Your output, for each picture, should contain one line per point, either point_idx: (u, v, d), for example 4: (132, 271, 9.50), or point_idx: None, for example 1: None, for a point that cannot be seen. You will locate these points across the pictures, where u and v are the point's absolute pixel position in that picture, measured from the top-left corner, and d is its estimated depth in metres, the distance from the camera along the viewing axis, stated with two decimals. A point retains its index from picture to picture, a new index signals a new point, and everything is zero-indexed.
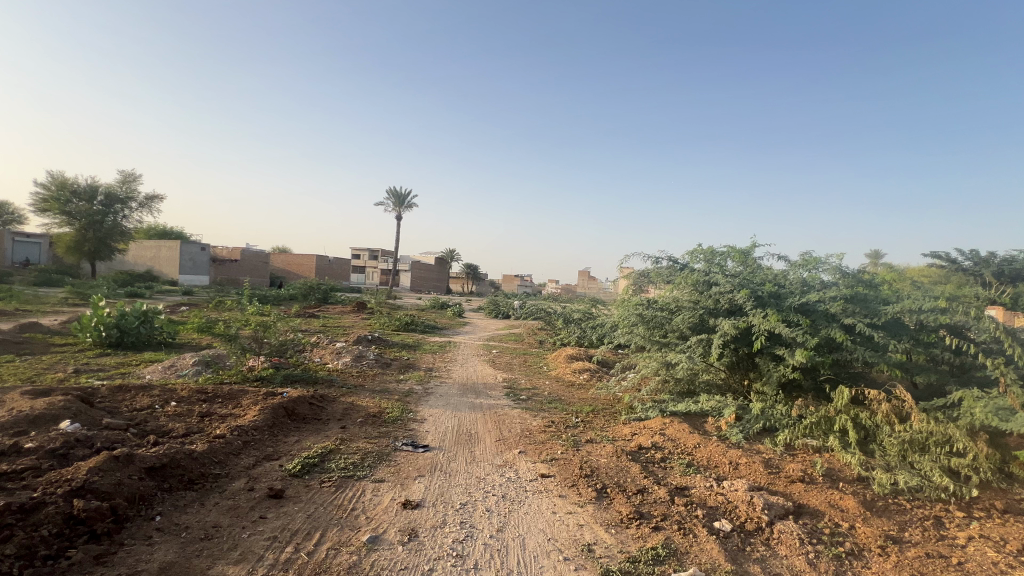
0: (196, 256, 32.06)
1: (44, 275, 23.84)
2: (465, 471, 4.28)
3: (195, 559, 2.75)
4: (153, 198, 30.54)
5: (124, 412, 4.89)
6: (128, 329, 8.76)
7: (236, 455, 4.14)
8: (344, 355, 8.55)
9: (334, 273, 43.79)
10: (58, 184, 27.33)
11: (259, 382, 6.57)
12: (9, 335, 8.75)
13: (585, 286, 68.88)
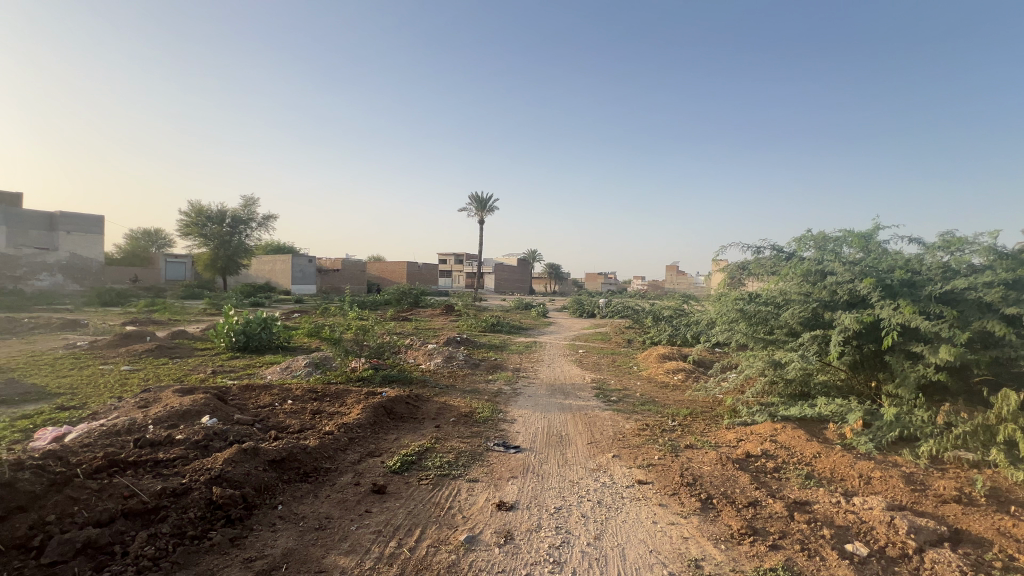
0: (305, 267, 35.51)
1: (189, 290, 27.87)
2: (558, 474, 4.20)
3: (312, 547, 2.97)
4: (270, 218, 34.40)
5: (251, 409, 5.49)
6: (253, 334, 9.89)
7: (343, 450, 4.45)
8: (436, 356, 8.91)
9: (424, 278, 46.12)
10: (196, 211, 31.76)
11: (361, 382, 7.04)
12: (166, 341, 10.34)
13: (674, 281, 65.72)
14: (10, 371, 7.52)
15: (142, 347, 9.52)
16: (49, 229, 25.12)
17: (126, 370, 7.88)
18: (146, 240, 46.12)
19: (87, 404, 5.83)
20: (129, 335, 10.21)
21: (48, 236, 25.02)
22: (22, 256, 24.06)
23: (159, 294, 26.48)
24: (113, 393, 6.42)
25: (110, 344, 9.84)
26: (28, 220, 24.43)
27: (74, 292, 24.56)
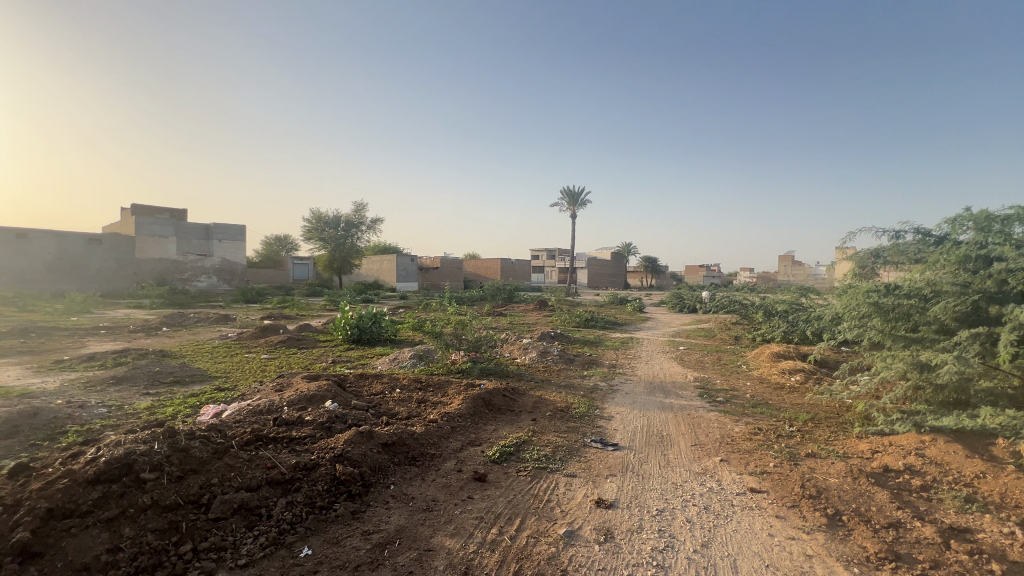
0: (408, 266, 38.06)
1: (312, 288, 31.33)
2: (660, 475, 4.03)
3: (420, 526, 3.18)
4: (377, 221, 37.36)
5: (365, 396, 6.03)
6: (365, 327, 10.85)
7: (446, 438, 4.69)
8: (530, 350, 9.03)
9: (517, 274, 46.98)
10: (317, 218, 35.50)
11: (461, 374, 7.37)
12: (295, 333, 11.74)
13: (789, 272, 59.55)
14: (182, 357, 9.06)
15: (277, 338, 10.91)
16: (206, 238, 29.72)
17: (265, 358, 9.08)
18: (277, 246, 52.76)
19: (236, 387, 6.84)
20: (267, 328, 11.77)
21: (205, 244, 29.63)
22: (188, 262, 28.81)
23: (290, 292, 30.14)
24: (255, 377, 7.44)
25: (253, 336, 11.41)
26: (191, 231, 29.15)
27: (226, 291, 28.87)
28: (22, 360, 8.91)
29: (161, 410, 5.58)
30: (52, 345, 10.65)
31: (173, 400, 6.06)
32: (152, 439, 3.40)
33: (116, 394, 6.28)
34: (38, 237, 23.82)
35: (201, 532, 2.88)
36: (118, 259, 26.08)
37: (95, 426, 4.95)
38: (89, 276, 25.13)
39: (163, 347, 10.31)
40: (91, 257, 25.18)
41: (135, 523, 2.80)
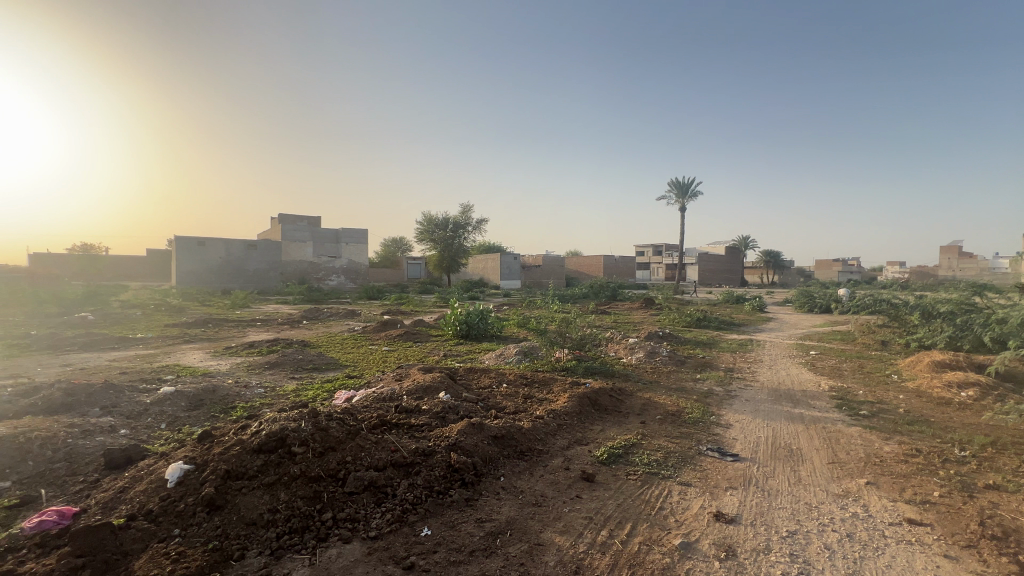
0: (511, 264, 39.06)
1: (424, 286, 33.64)
2: (790, 494, 3.62)
3: (530, 520, 3.23)
4: (482, 222, 38.89)
5: (475, 389, 6.31)
6: (472, 324, 11.36)
7: (553, 435, 4.72)
8: (637, 350, 8.71)
9: (621, 271, 45.67)
10: (428, 220, 37.94)
11: (565, 372, 7.36)
12: (410, 327, 12.69)
13: (954, 266, 49.97)
14: (319, 347, 10.30)
15: (395, 332, 11.89)
16: (336, 242, 33.34)
17: (386, 350, 9.96)
18: (394, 248, 57.66)
19: (363, 375, 7.58)
20: (387, 323, 12.89)
21: (335, 247, 33.24)
22: (322, 263, 32.59)
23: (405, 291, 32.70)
24: (378, 368, 8.19)
25: (375, 330, 12.58)
26: (324, 236, 32.96)
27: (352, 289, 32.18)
28: (203, 345, 10.84)
29: (304, 393, 6.40)
30: (223, 333, 12.80)
31: (313, 384, 6.92)
32: (301, 417, 3.91)
33: (270, 377, 7.34)
34: (212, 244, 28.76)
35: (339, 503, 3.25)
36: (269, 261, 30.62)
37: (256, 403, 5.84)
38: (247, 275, 29.93)
39: (304, 337, 11.83)
40: (249, 260, 29.91)
41: (288, 489, 3.24)
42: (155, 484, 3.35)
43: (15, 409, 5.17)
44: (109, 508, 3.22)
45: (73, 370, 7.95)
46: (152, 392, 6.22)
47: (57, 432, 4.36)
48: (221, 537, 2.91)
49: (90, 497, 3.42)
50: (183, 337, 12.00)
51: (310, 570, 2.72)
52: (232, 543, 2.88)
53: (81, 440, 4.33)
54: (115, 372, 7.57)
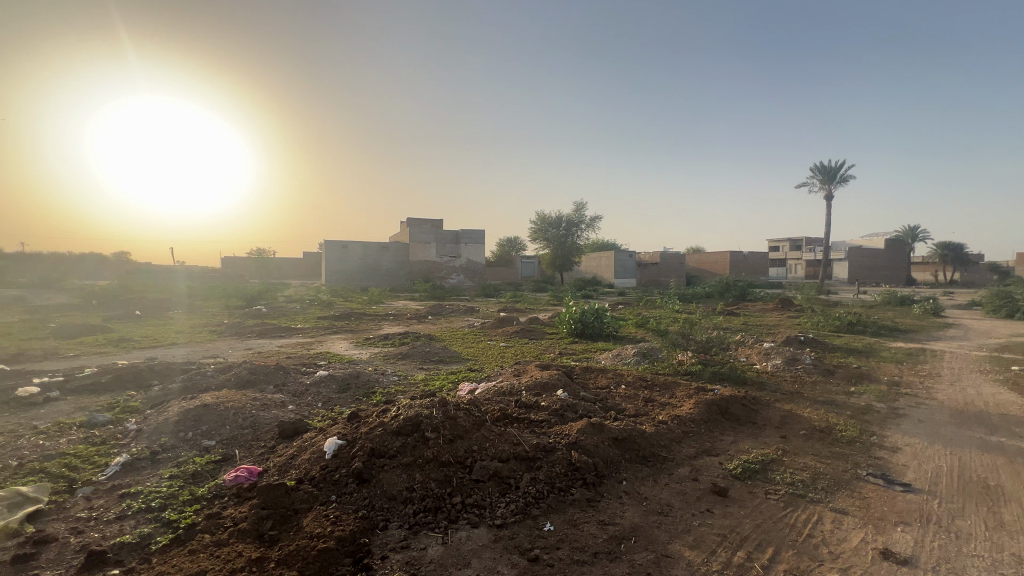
0: (626, 262, 37.90)
1: (538, 284, 34.19)
2: (989, 540, 2.96)
3: (656, 529, 3.10)
4: (596, 219, 38.33)
5: (592, 389, 6.22)
6: (588, 322, 11.24)
7: (679, 442, 4.45)
8: (773, 356, 7.84)
9: (751, 268, 41.58)
10: (542, 220, 38.50)
11: (689, 377, 6.90)
12: (526, 325, 13.00)
13: None
14: (443, 341, 11.05)
15: (512, 329, 12.27)
16: (456, 242, 35.48)
17: (504, 346, 10.32)
18: (509, 248, 59.70)
19: (483, 369, 7.95)
20: (504, 320, 13.36)
21: (456, 247, 35.39)
22: (444, 262, 34.92)
23: (519, 289, 33.57)
24: (497, 363, 8.51)
25: (493, 326, 13.11)
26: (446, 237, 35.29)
27: (470, 287, 33.95)
28: (348, 336, 12.32)
29: (431, 383, 6.91)
30: (363, 326, 14.41)
31: (439, 375, 7.44)
32: (432, 405, 4.22)
33: (402, 367, 8.07)
34: (353, 247, 32.57)
35: (467, 488, 3.45)
36: (398, 261, 33.73)
37: (392, 390, 6.47)
38: (381, 274, 33.32)
39: (430, 331, 12.79)
40: (382, 260, 33.28)
41: (422, 470, 3.52)
42: (316, 454, 3.88)
43: (216, 383, 6.41)
44: (283, 471, 3.82)
45: (254, 353, 9.60)
46: (311, 374, 7.24)
47: (245, 403, 5.30)
48: (368, 508, 3.26)
49: (269, 460, 4.10)
50: (332, 328, 13.77)
51: (443, 548, 2.92)
52: (377, 514, 3.21)
53: (261, 412, 5.21)
54: (283, 356, 8.97)
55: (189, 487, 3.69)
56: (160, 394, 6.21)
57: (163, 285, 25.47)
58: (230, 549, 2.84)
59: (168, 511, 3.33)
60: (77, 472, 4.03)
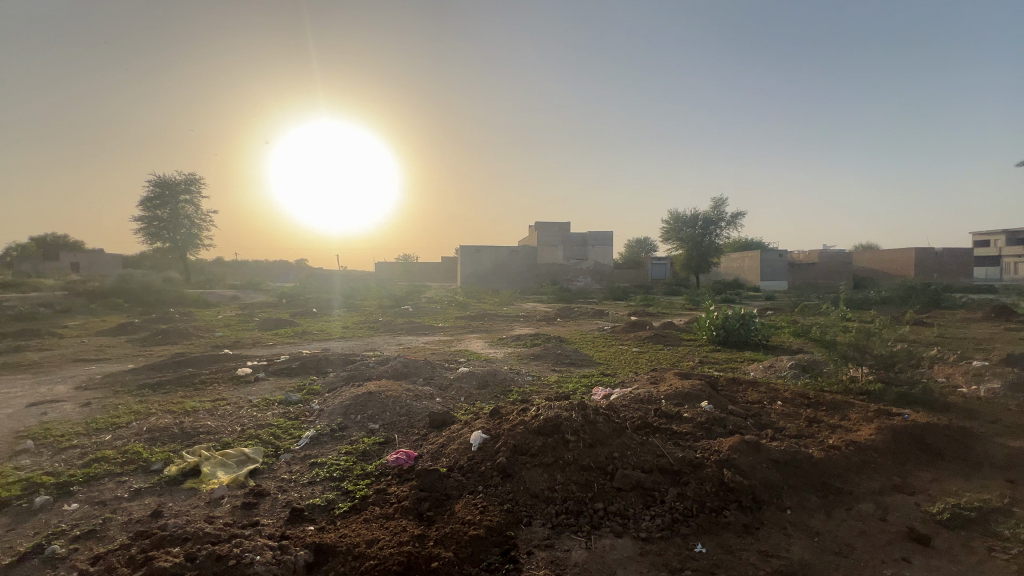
0: (775, 262, 33.87)
1: (671, 287, 32.36)
2: None
3: (833, 572, 2.69)
4: (738, 215, 34.95)
5: (742, 403, 5.66)
6: (732, 329, 10.28)
7: (857, 473, 3.81)
8: (988, 378, 6.29)
9: (947, 268, 33.96)
10: (675, 219, 36.43)
11: (865, 397, 5.88)
12: (660, 330, 12.38)
13: None
14: (573, 343, 11.08)
15: (645, 334, 11.79)
16: (584, 244, 35.38)
17: (637, 351, 9.98)
18: (638, 249, 57.74)
19: (616, 374, 7.77)
20: (636, 324, 12.91)
21: (583, 250, 35.29)
22: (572, 265, 35.03)
23: (650, 292, 32.15)
24: (630, 368, 8.25)
25: (624, 330, 12.74)
26: (574, 240, 35.41)
27: (598, 289, 33.48)
28: (484, 336, 13.04)
29: (564, 385, 6.96)
30: (497, 326, 15.15)
31: (571, 378, 7.47)
32: (571, 408, 4.24)
33: (535, 367, 8.28)
34: (485, 251, 34.48)
35: (609, 495, 3.39)
36: (527, 264, 34.80)
37: (527, 390, 6.67)
38: (511, 277, 34.70)
39: (560, 333, 12.92)
40: (512, 263, 34.71)
41: (563, 472, 3.56)
42: (463, 445, 4.15)
43: (377, 373, 7.29)
44: (435, 457, 4.15)
45: (404, 348, 10.72)
46: (453, 370, 7.82)
47: (401, 393, 5.93)
48: (512, 502, 3.39)
49: (424, 446, 4.51)
50: (469, 328, 14.74)
51: (587, 553, 2.91)
52: (521, 509, 3.32)
53: (414, 402, 5.78)
54: (428, 352, 9.85)
55: (360, 463, 4.22)
56: (335, 380, 7.27)
57: (332, 287, 29.87)
58: (396, 523, 3.17)
59: (346, 483, 3.85)
60: (279, 439, 4.91)
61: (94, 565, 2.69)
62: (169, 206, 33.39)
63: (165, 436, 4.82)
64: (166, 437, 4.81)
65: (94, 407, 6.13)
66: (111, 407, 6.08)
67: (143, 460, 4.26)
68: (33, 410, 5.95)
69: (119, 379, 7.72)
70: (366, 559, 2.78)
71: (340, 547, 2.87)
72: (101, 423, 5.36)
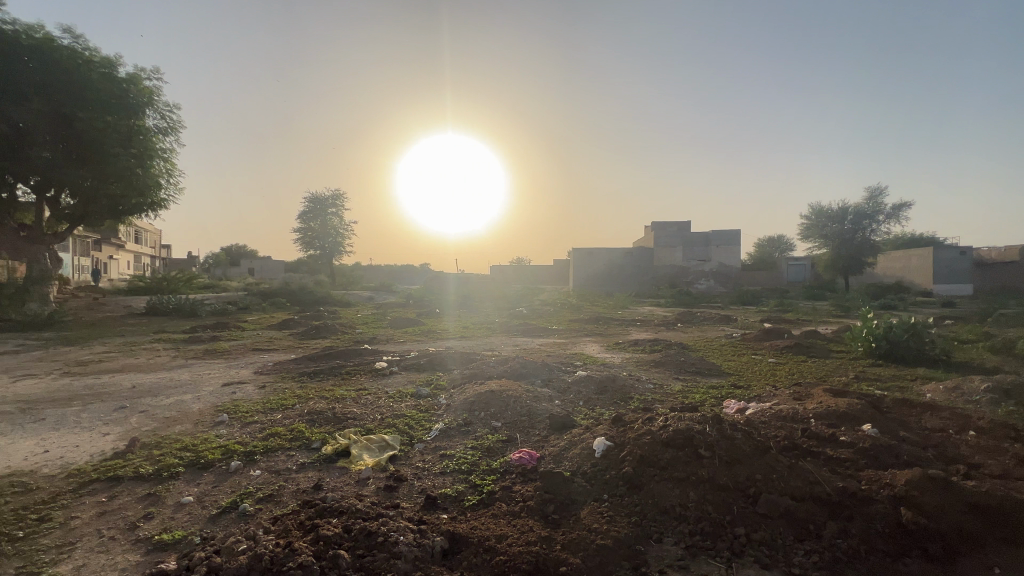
0: (954, 262, 28.28)
1: (811, 291, 28.62)
2: None
3: None
4: (901, 207, 29.80)
5: (917, 429, 4.75)
6: (898, 341, 8.71)
7: None
8: None
9: None
10: (816, 213, 32.15)
11: None
12: (802, 339, 10.98)
13: None
14: (698, 351, 10.33)
15: (782, 342, 10.56)
16: (706, 244, 32.94)
17: (774, 362, 8.95)
18: (770, 248, 52.18)
19: (750, 387, 7.05)
20: (772, 332, 11.61)
21: (706, 250, 32.86)
22: (692, 266, 32.83)
23: (785, 296, 28.77)
24: (767, 381, 7.43)
25: (757, 338, 11.54)
26: (694, 239, 33.19)
27: (723, 293, 30.88)
28: (599, 339, 12.80)
29: (691, 395, 6.50)
30: (612, 330, 14.79)
31: (698, 387, 6.95)
32: (704, 420, 3.94)
33: (657, 374, 7.88)
34: (598, 253, 33.94)
35: (752, 521, 3.10)
36: (643, 266, 33.49)
37: (649, 398, 6.36)
38: (626, 279, 33.67)
39: (682, 340, 12.14)
40: (626, 265, 33.71)
41: (697, 490, 3.32)
42: (586, 450, 4.08)
43: (498, 373, 7.54)
44: (557, 460, 4.13)
45: (521, 349, 10.97)
46: (571, 374, 7.78)
47: (521, 394, 6.05)
48: (639, 515, 3.23)
49: (545, 448, 4.53)
50: (583, 331, 14.58)
51: None
52: (650, 524, 3.15)
53: (534, 403, 5.87)
54: (544, 354, 9.95)
55: (486, 459, 4.39)
56: (459, 377, 7.70)
57: (452, 288, 31.84)
58: (523, 522, 3.22)
59: (473, 476, 4.03)
60: (412, 430, 5.33)
61: (273, 525, 3.15)
62: (320, 219, 38.59)
63: (322, 419, 5.53)
64: (321, 420, 5.51)
65: (268, 389, 7.28)
66: (281, 390, 7.18)
67: (305, 438, 4.93)
68: (226, 389, 7.26)
69: (285, 367, 9.07)
70: (496, 553, 2.87)
71: (471, 539, 3.00)
72: (274, 404, 6.34)
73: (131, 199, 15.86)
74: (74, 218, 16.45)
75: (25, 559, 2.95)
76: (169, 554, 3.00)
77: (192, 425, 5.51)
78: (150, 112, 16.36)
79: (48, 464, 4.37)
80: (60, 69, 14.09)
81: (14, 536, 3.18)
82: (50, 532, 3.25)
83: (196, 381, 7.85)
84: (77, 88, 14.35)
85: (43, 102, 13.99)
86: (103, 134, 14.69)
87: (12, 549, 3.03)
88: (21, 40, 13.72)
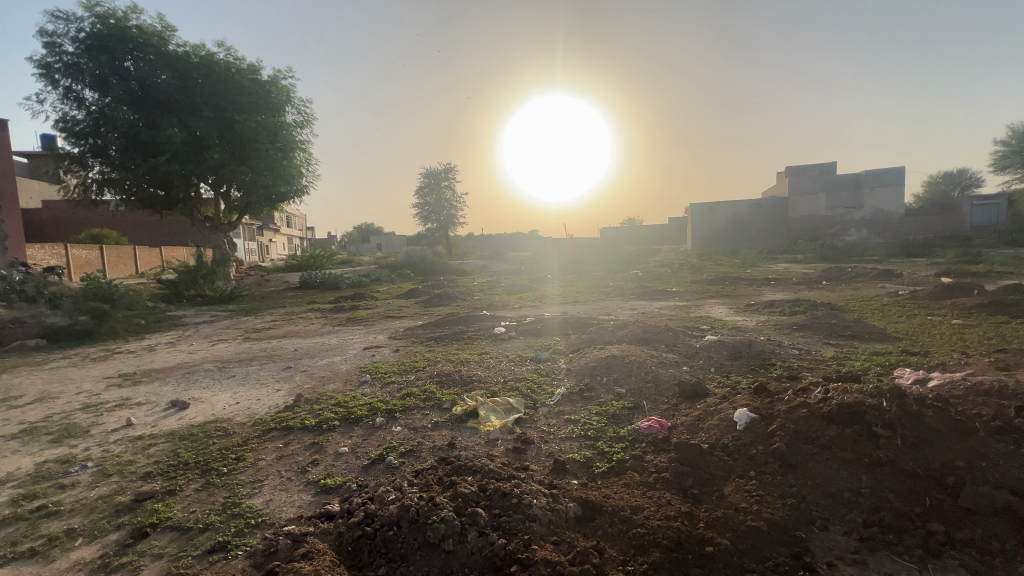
0: None
1: (1008, 236, 23.03)
2: None
3: None
4: None
5: None
6: None
7: None
8: None
9: None
10: (1017, 135, 27.35)
11: None
12: (1001, 295, 8.88)
13: None
14: (853, 312, 8.90)
15: (972, 300, 8.61)
16: (857, 188, 28.05)
17: (959, 323, 7.38)
18: (945, 185, 42.90)
19: (930, 353, 5.88)
20: (956, 287, 9.55)
21: (856, 195, 27.98)
22: (839, 216, 28.35)
23: (968, 244, 23.59)
24: (951, 346, 6.14)
25: (934, 296, 9.58)
26: (842, 184, 28.23)
27: (880, 244, 26.40)
28: (727, 301, 11.72)
29: (848, 363, 5.60)
30: (742, 291, 13.45)
31: (857, 354, 5.98)
32: (880, 394, 3.34)
33: (801, 339, 6.96)
34: (721, 208, 30.87)
35: (953, 518, 2.61)
36: (775, 219, 29.80)
37: (796, 365, 5.63)
38: (753, 235, 30.37)
39: (831, 299, 10.55)
40: (754, 219, 30.26)
41: (873, 475, 2.87)
42: (726, 422, 3.70)
43: (619, 337, 7.27)
44: (691, 431, 3.84)
45: (639, 313, 10.50)
46: (699, 339, 7.21)
47: (645, 359, 5.77)
48: (798, 496, 2.85)
49: (677, 417, 4.24)
50: (708, 293, 13.54)
51: None
52: (811, 508, 2.77)
53: (660, 369, 5.55)
54: (665, 318, 9.39)
55: (613, 426, 4.25)
56: (577, 342, 7.61)
57: (562, 253, 31.67)
58: (659, 494, 3.04)
59: (601, 443, 3.92)
60: (535, 393, 5.38)
61: (416, 478, 3.39)
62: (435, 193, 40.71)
63: (450, 380, 5.86)
64: (450, 381, 5.85)
65: (402, 353, 7.95)
66: (412, 354, 7.79)
67: (437, 399, 5.26)
68: (367, 353, 8.09)
69: (414, 332, 9.85)
70: (633, 525, 2.75)
71: (606, 508, 2.92)
72: (407, 366, 6.88)
73: (281, 188, 17.98)
74: (241, 209, 19.19)
75: (229, 490, 3.58)
76: (333, 496, 3.40)
77: (342, 383, 6.23)
78: (290, 109, 18.39)
79: (240, 413, 5.26)
80: (222, 79, 16.46)
81: (220, 470, 3.87)
82: (244, 469, 3.90)
83: (341, 345, 8.85)
84: (235, 94, 16.65)
85: (212, 110, 16.41)
86: (256, 131, 16.93)
87: (220, 481, 3.70)
88: (192, 58, 16.21)
